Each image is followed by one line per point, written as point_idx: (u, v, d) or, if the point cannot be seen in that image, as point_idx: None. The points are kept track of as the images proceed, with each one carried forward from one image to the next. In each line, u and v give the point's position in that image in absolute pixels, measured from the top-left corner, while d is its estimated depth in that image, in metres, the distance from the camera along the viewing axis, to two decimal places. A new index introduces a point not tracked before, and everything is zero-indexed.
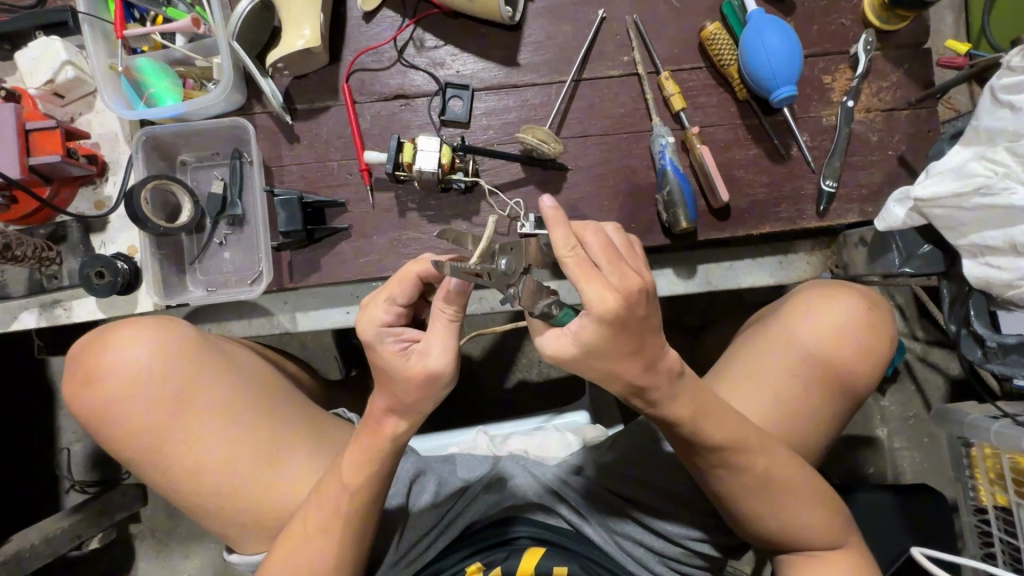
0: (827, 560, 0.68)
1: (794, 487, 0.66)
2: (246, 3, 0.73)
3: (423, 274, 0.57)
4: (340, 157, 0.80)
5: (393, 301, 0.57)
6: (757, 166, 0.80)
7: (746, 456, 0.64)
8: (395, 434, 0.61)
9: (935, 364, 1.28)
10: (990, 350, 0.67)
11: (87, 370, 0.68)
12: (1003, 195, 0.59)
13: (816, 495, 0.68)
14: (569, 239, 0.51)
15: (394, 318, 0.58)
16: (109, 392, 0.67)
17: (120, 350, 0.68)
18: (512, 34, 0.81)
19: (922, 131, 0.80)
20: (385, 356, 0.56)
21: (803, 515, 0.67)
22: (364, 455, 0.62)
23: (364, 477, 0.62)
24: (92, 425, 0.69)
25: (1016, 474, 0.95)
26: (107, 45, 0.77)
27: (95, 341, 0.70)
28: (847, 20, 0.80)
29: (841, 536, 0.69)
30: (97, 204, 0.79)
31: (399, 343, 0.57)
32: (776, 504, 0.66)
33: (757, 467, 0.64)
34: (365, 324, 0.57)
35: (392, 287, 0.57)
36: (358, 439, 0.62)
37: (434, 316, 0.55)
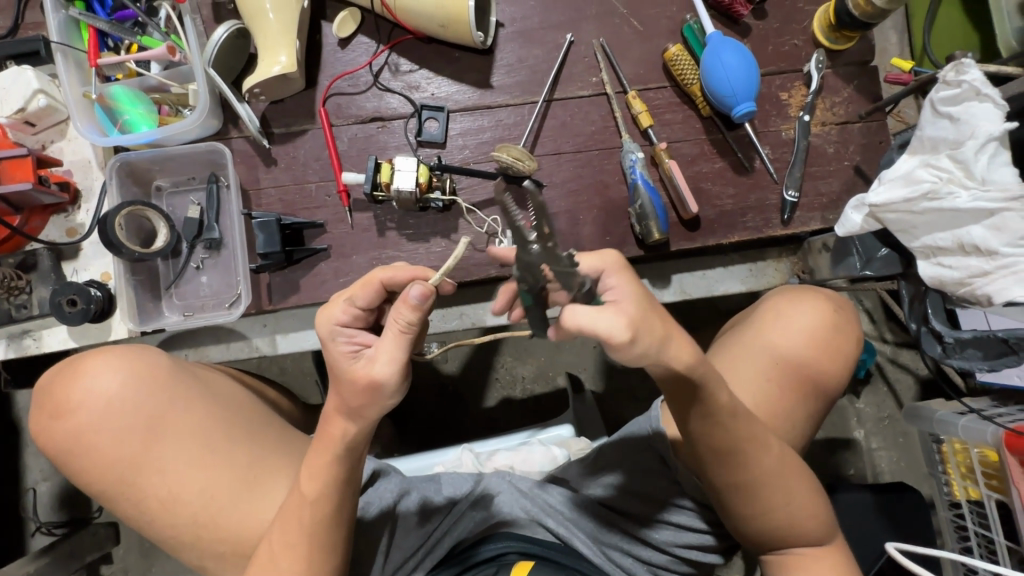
0: (817, 554, 0.69)
1: (780, 490, 0.67)
2: (222, 31, 0.75)
3: (387, 278, 0.59)
4: (318, 179, 0.81)
5: (352, 302, 0.59)
6: (722, 178, 0.83)
7: (735, 458, 0.65)
8: (343, 437, 0.60)
9: (904, 365, 1.33)
10: (949, 345, 0.70)
11: (56, 401, 0.67)
12: (948, 199, 0.63)
13: (807, 494, 0.69)
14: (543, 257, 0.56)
15: (351, 319, 0.60)
16: (79, 423, 0.66)
17: (90, 379, 0.66)
18: (484, 57, 0.84)
19: (874, 143, 0.85)
20: (335, 355, 0.58)
21: (790, 513, 0.68)
22: (323, 462, 0.61)
23: (332, 485, 0.61)
24: (63, 459, 0.67)
25: (984, 467, 0.99)
26: (80, 74, 0.77)
27: (64, 371, 0.68)
28: (799, 41, 0.86)
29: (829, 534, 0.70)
30: (69, 231, 0.78)
31: (351, 346, 0.59)
32: (768, 503, 0.67)
33: (746, 469, 0.66)
34: (323, 318, 0.59)
35: (354, 289, 0.59)
36: (317, 446, 0.61)
37: (387, 324, 0.55)
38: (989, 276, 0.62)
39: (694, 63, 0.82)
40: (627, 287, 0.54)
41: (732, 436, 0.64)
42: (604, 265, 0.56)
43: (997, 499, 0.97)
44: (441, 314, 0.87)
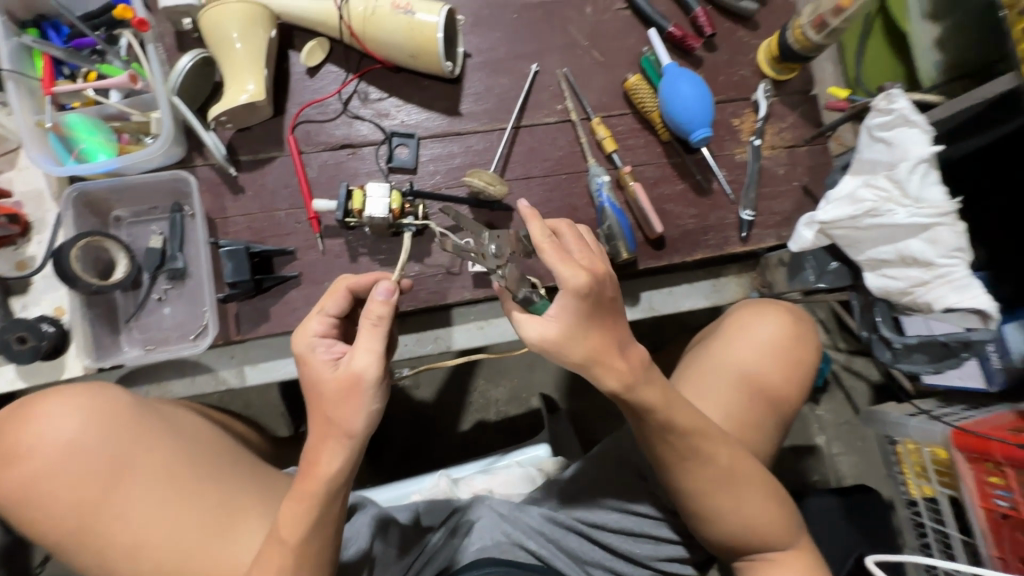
0: (793, 562, 0.71)
1: (753, 496, 0.69)
2: (186, 60, 0.74)
3: (353, 283, 0.62)
4: (288, 207, 0.80)
5: (324, 311, 0.61)
6: (683, 199, 0.88)
7: (711, 470, 0.67)
8: (332, 477, 0.58)
9: (857, 372, 1.40)
10: (898, 350, 0.74)
11: (8, 446, 0.62)
12: (888, 215, 0.69)
13: (778, 504, 0.71)
14: (544, 231, 0.57)
15: (327, 329, 0.61)
16: (36, 467, 0.62)
17: (47, 422, 0.63)
18: (453, 86, 0.86)
19: (819, 165, 0.91)
20: (313, 364, 0.58)
21: (763, 523, 0.70)
22: (303, 507, 0.58)
23: (311, 530, 0.58)
24: (14, 509, 0.62)
25: (937, 465, 1.05)
26: (34, 102, 0.74)
27: (15, 415, 0.64)
28: (747, 72, 0.92)
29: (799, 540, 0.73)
30: (18, 265, 0.74)
31: (331, 353, 0.60)
32: (743, 513, 0.69)
33: (721, 480, 0.68)
34: (300, 335, 0.60)
35: (323, 301, 0.61)
36: (296, 490, 0.58)
37: (358, 323, 0.57)
38: (928, 285, 0.68)
39: (653, 93, 0.87)
40: (569, 308, 0.55)
41: (707, 448, 0.67)
42: (567, 278, 0.54)
43: (949, 494, 1.03)
44: (416, 338, 0.86)
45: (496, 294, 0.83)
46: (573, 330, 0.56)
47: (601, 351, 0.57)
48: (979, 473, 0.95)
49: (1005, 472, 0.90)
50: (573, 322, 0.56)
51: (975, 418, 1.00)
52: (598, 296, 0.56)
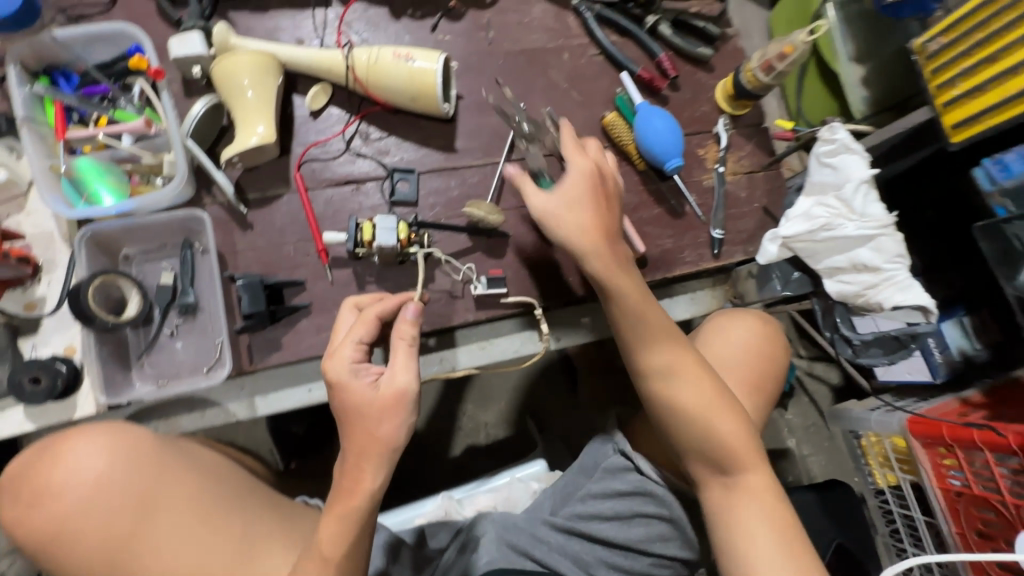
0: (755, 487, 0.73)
1: (716, 407, 0.75)
2: (200, 106, 0.79)
3: (381, 311, 0.66)
4: (296, 241, 0.84)
5: (361, 340, 0.64)
6: (660, 222, 0.97)
7: (675, 371, 0.76)
8: (372, 491, 0.63)
9: (820, 375, 1.52)
10: (858, 346, 0.86)
11: (35, 487, 0.63)
12: (839, 229, 0.79)
13: (744, 426, 0.75)
14: (572, 138, 0.80)
15: (362, 355, 0.65)
16: (66, 508, 0.63)
17: (74, 461, 0.63)
18: (448, 125, 0.93)
19: (775, 188, 1.03)
20: (356, 388, 0.62)
21: (726, 436, 0.74)
22: (338, 516, 0.62)
23: (345, 548, 0.61)
24: (42, 549, 0.63)
25: (897, 454, 1.16)
26: (45, 147, 0.76)
27: (39, 456, 0.64)
28: (708, 108, 1.04)
29: (772, 477, 0.75)
30: (27, 305, 0.75)
31: (370, 376, 0.64)
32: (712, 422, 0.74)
33: (689, 383, 0.76)
34: (336, 364, 0.63)
35: (359, 329, 0.65)
36: (333, 508, 0.63)
37: (395, 345, 0.64)
38: (877, 287, 0.78)
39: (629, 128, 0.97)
40: (577, 183, 0.76)
41: (675, 363, 0.77)
42: (576, 164, 0.76)
43: (911, 481, 1.14)
44: (422, 361, 0.90)
45: (497, 314, 0.89)
46: (570, 204, 0.75)
47: (591, 225, 0.75)
48: (933, 456, 1.06)
49: (954, 453, 1.01)
50: (572, 197, 0.75)
51: (926, 406, 1.12)
52: (599, 190, 0.77)
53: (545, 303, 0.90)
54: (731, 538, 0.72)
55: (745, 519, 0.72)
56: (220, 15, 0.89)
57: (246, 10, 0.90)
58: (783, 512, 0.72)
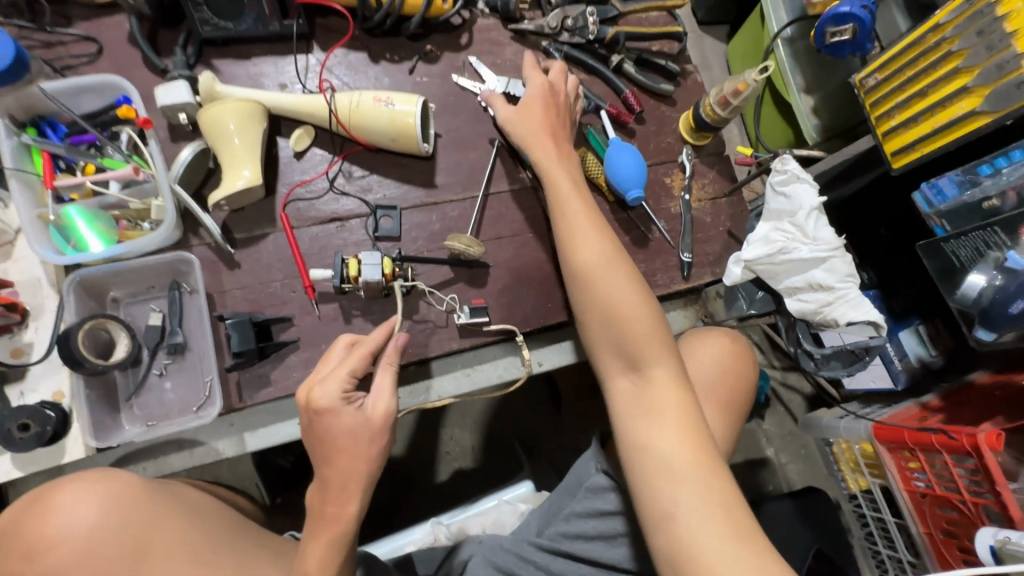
0: (660, 385, 0.74)
1: (635, 310, 0.79)
2: (188, 152, 0.83)
3: (369, 343, 0.71)
4: (283, 278, 0.87)
5: (354, 372, 0.68)
6: (632, 247, 1.03)
7: (607, 281, 0.80)
8: (357, 512, 0.67)
9: (790, 385, 1.58)
10: (818, 360, 0.89)
11: (24, 546, 0.63)
12: (795, 252, 0.85)
13: (659, 330, 0.78)
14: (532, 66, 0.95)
15: (353, 386, 0.69)
16: (57, 564, 0.62)
17: (64, 515, 0.63)
18: (428, 162, 0.98)
19: (738, 212, 1.09)
20: (341, 416, 0.66)
21: (635, 329, 0.78)
22: (326, 543, 0.66)
23: (328, 575, 0.65)
24: None
25: (867, 459, 1.22)
26: (33, 195, 0.78)
27: (27, 509, 0.64)
28: (672, 139, 1.11)
29: (682, 379, 0.75)
30: (14, 352, 0.76)
31: (358, 404, 0.68)
32: (635, 335, 0.78)
33: (618, 292, 0.80)
34: (326, 393, 0.66)
35: (352, 363, 0.69)
36: (321, 533, 0.67)
37: (383, 373, 0.70)
38: (833, 304, 0.83)
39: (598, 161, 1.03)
40: (533, 98, 0.91)
41: (602, 267, 0.81)
42: (533, 84, 0.93)
43: (880, 484, 1.20)
44: (407, 391, 0.92)
45: (480, 342, 0.92)
46: (525, 111, 0.91)
47: (540, 125, 0.90)
48: (898, 460, 1.13)
49: (917, 457, 1.08)
50: (528, 103, 0.92)
51: (889, 413, 1.18)
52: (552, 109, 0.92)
53: (526, 329, 0.94)
54: (638, 431, 0.73)
55: (653, 414, 0.72)
56: (205, 63, 0.93)
57: (230, 58, 0.94)
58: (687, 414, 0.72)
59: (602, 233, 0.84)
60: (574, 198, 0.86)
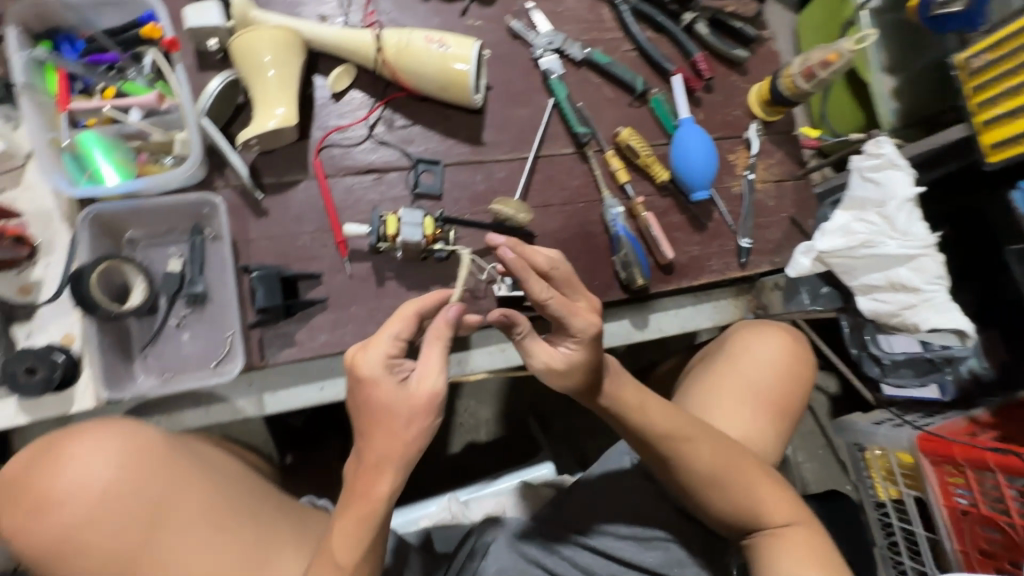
0: (785, 532, 0.77)
1: (739, 470, 0.77)
2: (218, 82, 0.74)
3: (417, 306, 0.61)
4: (313, 231, 0.79)
5: (398, 337, 0.59)
6: (688, 228, 0.94)
7: (704, 472, 0.75)
8: (388, 494, 0.59)
9: (819, 385, 1.52)
10: (885, 366, 0.85)
11: (38, 495, 0.59)
12: (881, 247, 0.77)
13: (763, 479, 0.79)
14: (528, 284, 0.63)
15: (398, 351, 0.59)
16: (71, 518, 0.59)
17: (77, 466, 0.60)
18: (476, 116, 0.89)
19: (803, 198, 1.01)
20: (383, 389, 0.58)
21: (749, 499, 0.77)
22: (359, 527, 0.59)
23: (359, 554, 0.59)
24: (50, 557, 0.60)
25: (903, 469, 1.16)
26: (45, 117, 0.70)
27: (40, 458, 0.60)
28: (740, 112, 1.01)
29: (791, 505, 0.79)
30: (22, 289, 0.69)
31: (399, 374, 0.59)
32: (755, 498, 0.77)
33: (731, 474, 0.76)
34: (369, 359, 0.58)
35: (394, 325, 0.59)
36: (348, 511, 0.60)
37: (430, 345, 0.59)
38: (914, 308, 0.76)
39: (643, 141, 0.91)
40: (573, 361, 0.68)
41: (694, 435, 0.75)
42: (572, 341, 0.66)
43: (915, 496, 1.15)
44: None
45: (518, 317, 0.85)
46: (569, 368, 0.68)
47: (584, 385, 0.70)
48: (942, 474, 1.06)
49: (964, 472, 1.02)
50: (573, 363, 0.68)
51: (936, 423, 1.11)
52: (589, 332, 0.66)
53: None
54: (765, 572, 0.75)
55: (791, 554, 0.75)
56: None
57: None
58: (817, 542, 0.77)
59: (691, 421, 0.75)
60: (635, 388, 0.74)
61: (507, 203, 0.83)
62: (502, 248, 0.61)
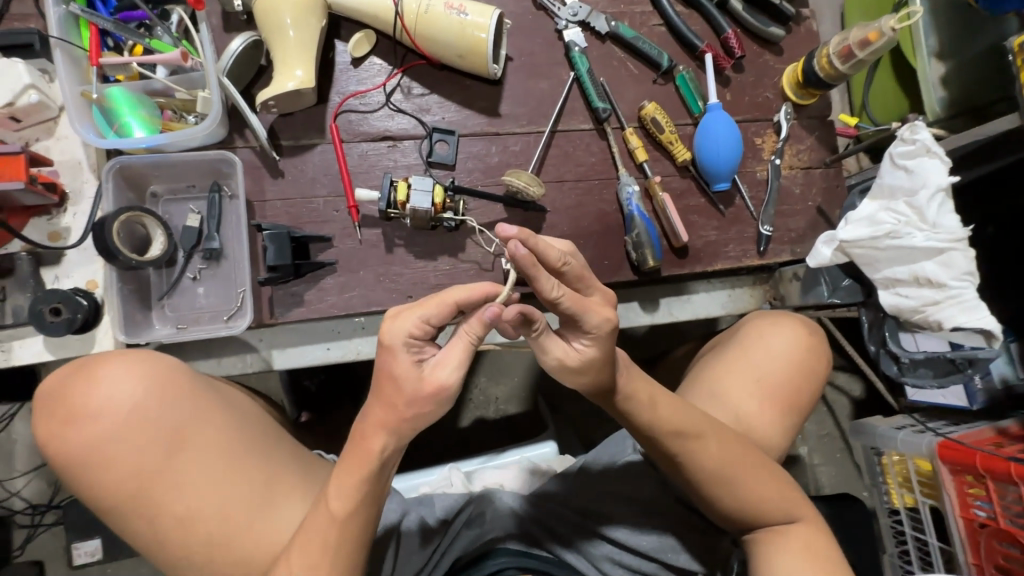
0: (789, 534, 0.75)
1: (751, 469, 0.75)
2: (239, 42, 0.75)
3: (458, 298, 0.54)
4: (326, 194, 0.81)
5: (427, 320, 0.53)
6: (706, 212, 0.92)
7: (714, 469, 0.73)
8: (382, 454, 0.58)
9: (842, 387, 1.47)
10: (904, 365, 0.80)
11: (69, 408, 0.62)
12: (907, 238, 0.73)
13: (774, 481, 0.77)
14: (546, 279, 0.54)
15: (422, 334, 0.54)
16: (96, 433, 0.61)
17: (108, 385, 0.62)
18: (494, 87, 0.88)
19: (833, 186, 0.96)
20: (397, 368, 0.54)
21: (760, 501, 0.75)
22: (354, 480, 0.59)
23: (354, 508, 0.60)
24: (73, 469, 0.62)
25: (920, 476, 1.12)
26: (77, 71, 0.73)
27: (75, 375, 0.64)
28: (771, 94, 0.96)
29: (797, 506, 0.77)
30: (51, 235, 0.73)
31: (414, 355, 0.55)
32: (763, 495, 0.75)
33: (741, 470, 0.74)
34: (393, 330, 0.53)
35: (428, 306, 0.53)
36: (343, 466, 0.60)
37: (456, 337, 0.55)
38: (939, 304, 0.72)
39: (667, 118, 0.89)
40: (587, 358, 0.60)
41: (702, 431, 0.73)
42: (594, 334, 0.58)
43: (931, 505, 1.10)
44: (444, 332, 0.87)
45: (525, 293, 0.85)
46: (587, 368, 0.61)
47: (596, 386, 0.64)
48: (960, 484, 1.02)
49: (985, 483, 0.97)
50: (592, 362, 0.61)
51: (960, 431, 1.06)
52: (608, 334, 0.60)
53: None
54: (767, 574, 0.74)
55: (796, 558, 0.73)
56: None
57: None
58: (822, 546, 0.75)
59: (703, 417, 0.74)
60: (644, 385, 0.71)
61: (517, 176, 0.81)
62: (513, 241, 0.52)
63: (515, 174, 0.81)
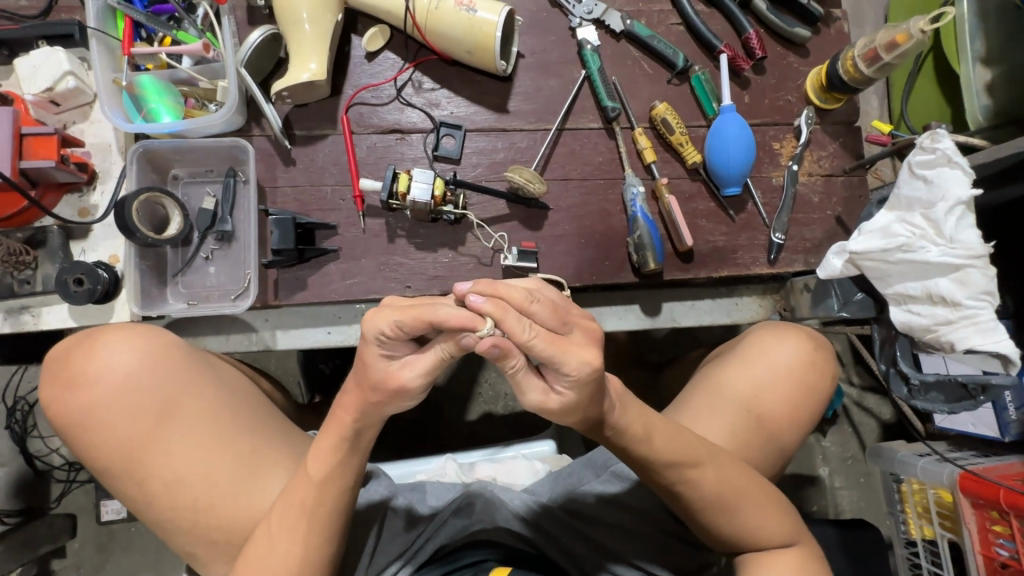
0: (779, 558, 0.73)
1: (742, 489, 0.72)
2: (257, 35, 0.78)
3: (434, 318, 0.52)
4: (334, 183, 0.83)
5: (400, 327, 0.53)
6: (716, 217, 0.89)
7: (703, 485, 0.71)
8: (354, 425, 0.61)
9: (868, 408, 1.39)
10: (914, 387, 0.75)
11: (70, 373, 0.67)
12: (920, 252, 0.69)
13: (768, 501, 0.74)
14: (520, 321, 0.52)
15: (394, 334, 0.54)
16: (93, 399, 0.66)
17: (106, 355, 0.67)
18: (504, 83, 0.88)
19: (854, 196, 0.92)
20: (367, 358, 0.56)
21: (751, 521, 0.72)
22: (330, 446, 0.62)
23: (332, 473, 0.63)
24: (72, 433, 0.67)
25: (939, 508, 1.05)
26: (111, 60, 0.79)
27: (78, 344, 0.68)
28: (792, 97, 0.93)
29: (791, 529, 0.74)
30: (81, 211, 0.79)
31: (386, 351, 0.55)
32: (752, 515, 0.72)
33: (734, 490, 0.72)
34: (367, 330, 0.54)
35: (404, 314, 0.52)
36: (323, 433, 0.63)
37: (432, 343, 0.55)
38: (952, 324, 0.68)
39: (678, 118, 0.87)
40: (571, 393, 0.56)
41: (692, 449, 0.70)
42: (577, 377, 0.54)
43: (950, 539, 1.03)
44: None
45: None
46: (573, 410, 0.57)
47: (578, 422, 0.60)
48: (982, 519, 0.95)
49: (1008, 521, 0.90)
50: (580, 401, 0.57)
51: (984, 464, 1.00)
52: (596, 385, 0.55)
53: (576, 283, 0.86)
54: None
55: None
56: None
57: None
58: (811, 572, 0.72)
59: (700, 442, 0.72)
60: (642, 414, 0.68)
61: (519, 173, 0.82)
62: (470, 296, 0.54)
63: (518, 172, 0.82)
